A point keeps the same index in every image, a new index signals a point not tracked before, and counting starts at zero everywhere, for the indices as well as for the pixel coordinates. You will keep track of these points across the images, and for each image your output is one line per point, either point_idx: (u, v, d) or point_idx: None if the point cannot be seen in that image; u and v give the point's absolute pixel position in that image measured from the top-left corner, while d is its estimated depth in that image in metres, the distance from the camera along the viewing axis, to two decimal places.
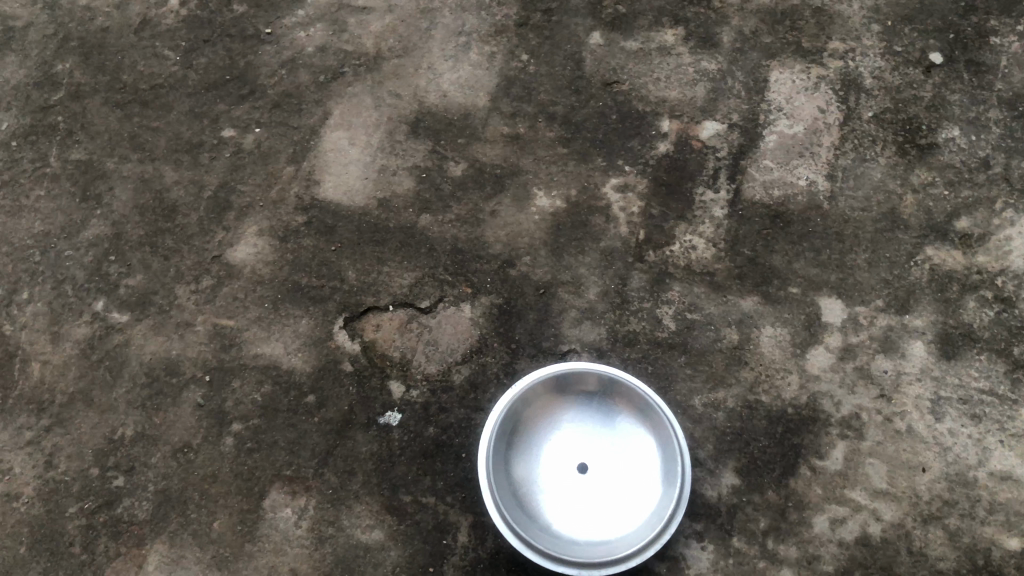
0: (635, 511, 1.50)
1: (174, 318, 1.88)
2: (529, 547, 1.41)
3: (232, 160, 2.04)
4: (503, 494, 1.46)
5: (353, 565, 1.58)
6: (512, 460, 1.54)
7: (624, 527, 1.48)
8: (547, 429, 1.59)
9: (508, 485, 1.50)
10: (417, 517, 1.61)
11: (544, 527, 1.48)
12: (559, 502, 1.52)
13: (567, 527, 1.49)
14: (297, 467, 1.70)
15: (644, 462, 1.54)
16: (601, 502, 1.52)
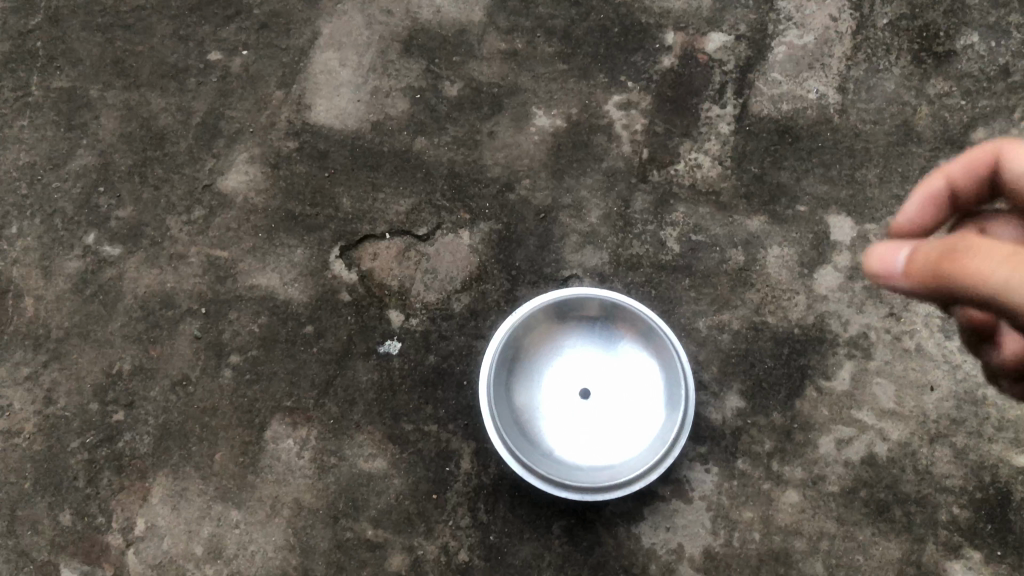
0: (638, 435, 1.48)
1: (167, 250, 1.84)
2: (532, 474, 1.40)
3: (220, 85, 1.96)
4: (504, 421, 1.45)
5: (356, 495, 1.59)
6: (513, 386, 1.51)
7: (628, 452, 1.47)
8: (548, 355, 1.55)
9: (509, 412, 1.48)
10: (419, 445, 1.60)
11: (547, 453, 1.47)
12: (561, 427, 1.50)
13: (570, 452, 1.48)
14: (298, 398, 1.69)
15: (647, 386, 1.52)
16: (604, 426, 1.50)
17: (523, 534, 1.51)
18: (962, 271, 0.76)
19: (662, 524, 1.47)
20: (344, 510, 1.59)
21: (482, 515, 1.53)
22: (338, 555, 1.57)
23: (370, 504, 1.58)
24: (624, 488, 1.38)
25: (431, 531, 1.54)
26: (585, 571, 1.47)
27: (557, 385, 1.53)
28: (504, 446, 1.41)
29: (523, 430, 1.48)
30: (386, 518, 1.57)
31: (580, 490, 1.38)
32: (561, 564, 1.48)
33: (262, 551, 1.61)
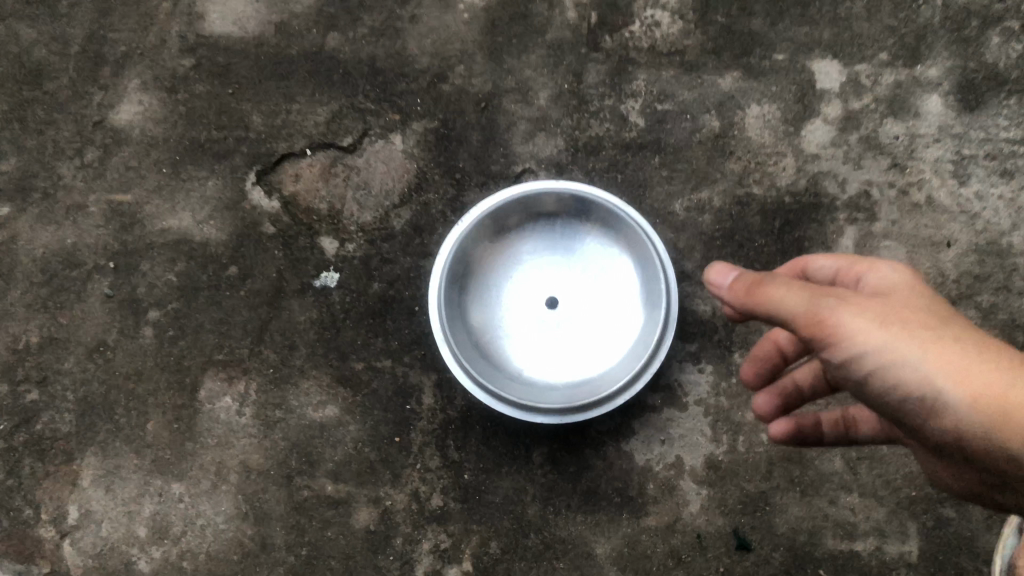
0: (618, 340, 1.29)
1: (60, 201, 1.58)
2: (501, 402, 1.22)
3: (97, 2, 1.65)
4: (463, 348, 1.25)
5: (310, 449, 1.40)
6: (467, 304, 1.31)
7: (607, 361, 1.28)
8: (503, 261, 1.33)
9: (466, 336, 1.28)
10: (374, 385, 1.40)
11: (516, 376, 1.28)
12: (528, 342, 1.30)
13: (541, 371, 1.29)
14: (231, 349, 1.48)
15: (621, 283, 1.32)
16: (578, 335, 1.30)
17: (501, 469, 1.32)
18: (772, 298, 0.96)
19: (656, 436, 1.28)
20: (297, 467, 1.40)
21: (453, 453, 1.34)
22: (297, 518, 1.38)
23: (326, 457, 1.39)
24: (608, 403, 1.21)
25: (398, 477, 1.35)
26: (575, 500, 1.29)
27: (518, 294, 1.32)
28: (466, 374, 1.23)
29: (485, 353, 1.29)
30: (346, 470, 1.38)
31: (558, 414, 1.20)
32: (547, 496, 1.30)
33: (212, 525, 1.41)
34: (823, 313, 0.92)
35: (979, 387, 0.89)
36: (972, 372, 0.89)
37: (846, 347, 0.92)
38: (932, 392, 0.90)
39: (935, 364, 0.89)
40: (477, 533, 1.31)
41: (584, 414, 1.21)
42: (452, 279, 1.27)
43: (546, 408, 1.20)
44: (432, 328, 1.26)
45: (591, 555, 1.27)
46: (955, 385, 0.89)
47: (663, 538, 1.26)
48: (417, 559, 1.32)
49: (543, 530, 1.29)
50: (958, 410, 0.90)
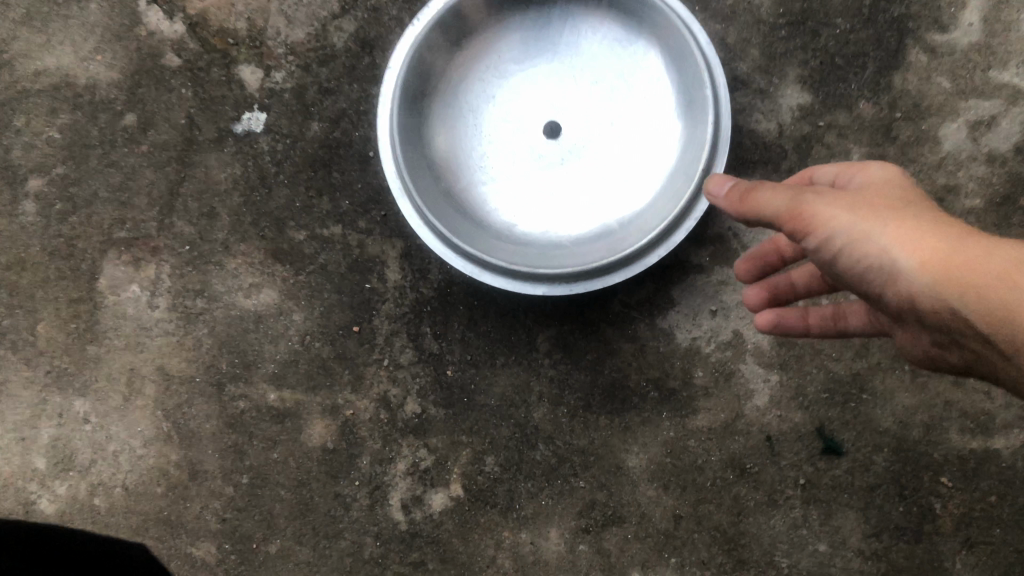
0: (643, 172, 0.94)
1: None
2: (487, 269, 0.89)
3: None
4: (431, 199, 0.91)
5: (243, 347, 1.07)
6: (433, 135, 0.95)
7: (631, 203, 0.93)
8: (478, 74, 0.97)
9: (434, 182, 0.94)
10: (321, 259, 1.06)
11: (507, 233, 0.94)
12: (521, 184, 0.95)
13: (541, 222, 0.94)
14: (135, 223, 1.13)
15: (644, 93, 0.95)
16: (587, 169, 0.94)
17: (495, 361, 0.99)
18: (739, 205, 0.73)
19: (706, 307, 0.94)
20: (230, 372, 1.07)
21: (430, 343, 1.01)
22: (233, 438, 1.05)
23: (265, 356, 1.06)
24: (635, 262, 0.87)
25: (360, 379, 1.02)
26: (596, 397, 0.96)
27: (501, 117, 0.96)
28: (438, 233, 0.89)
29: (463, 205, 0.95)
30: (291, 373, 1.04)
31: (567, 282, 0.87)
32: (558, 394, 0.97)
33: (127, 450, 1.09)
34: (790, 200, 0.67)
35: (953, 260, 0.61)
36: (953, 243, 0.62)
37: (812, 238, 0.66)
38: (900, 279, 0.63)
39: (897, 237, 0.63)
40: (468, 446, 0.98)
41: (604, 279, 0.87)
42: (409, 102, 0.91)
43: (551, 275, 0.86)
44: (387, 174, 0.92)
45: (622, 470, 0.95)
46: (924, 261, 0.62)
47: (720, 443, 0.93)
48: (391, 485, 0.99)
49: (555, 439, 0.96)
50: (936, 297, 0.62)
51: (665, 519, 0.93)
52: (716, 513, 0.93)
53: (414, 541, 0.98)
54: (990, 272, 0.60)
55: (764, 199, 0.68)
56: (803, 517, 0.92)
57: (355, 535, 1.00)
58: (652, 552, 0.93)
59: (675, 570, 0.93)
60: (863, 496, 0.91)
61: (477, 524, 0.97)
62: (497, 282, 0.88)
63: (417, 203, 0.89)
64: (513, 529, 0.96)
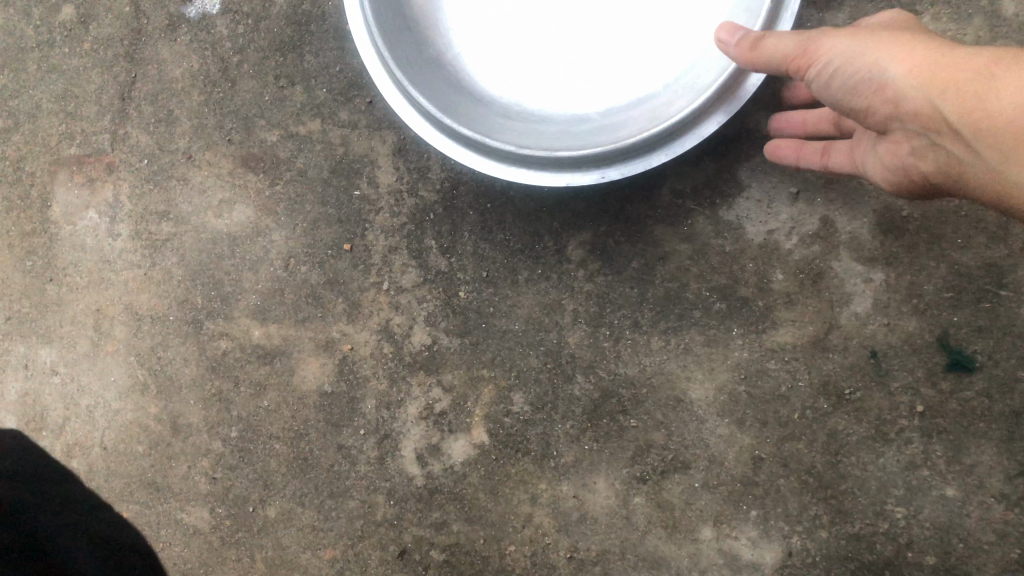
0: (681, 18, 0.73)
1: None
2: (493, 156, 0.68)
3: None
4: (413, 68, 0.70)
5: (219, 275, 0.89)
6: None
7: (670, 61, 0.73)
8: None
9: (416, 49, 0.73)
10: (300, 163, 0.87)
11: (513, 113, 0.74)
12: (525, 44, 0.76)
13: (555, 97, 0.75)
14: (86, 136, 0.95)
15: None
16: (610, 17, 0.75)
17: (517, 276, 0.80)
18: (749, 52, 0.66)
19: (784, 188, 0.75)
20: (206, 307, 0.89)
21: (437, 259, 0.82)
22: (217, 384, 0.89)
23: (244, 285, 0.88)
24: (686, 135, 0.66)
25: (356, 307, 0.84)
26: (645, 314, 0.77)
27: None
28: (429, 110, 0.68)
29: (455, 79, 0.75)
30: (275, 304, 0.87)
31: (597, 165, 0.67)
32: (599, 313, 0.78)
33: (101, 405, 0.93)
34: (792, 40, 0.60)
35: (940, 60, 0.54)
36: (942, 49, 0.55)
37: (811, 73, 0.60)
38: (891, 92, 0.57)
39: (892, 48, 0.56)
40: (491, 383, 0.80)
41: (645, 161, 0.67)
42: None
43: (577, 158, 0.65)
44: (355, 40, 0.71)
45: (683, 404, 0.76)
46: (910, 67, 0.55)
47: (807, 363, 0.74)
48: (402, 433, 0.82)
49: (596, 368, 0.78)
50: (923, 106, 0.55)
51: (741, 462, 0.75)
52: (807, 453, 0.74)
53: (433, 499, 0.81)
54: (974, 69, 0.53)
55: (768, 42, 0.61)
56: (923, 453, 0.72)
57: (364, 493, 0.83)
58: (726, 503, 0.75)
59: (757, 525, 0.74)
60: (1004, 424, 0.71)
61: (507, 476, 0.79)
62: (506, 172, 0.68)
63: (395, 74, 0.68)
64: (552, 481, 0.78)
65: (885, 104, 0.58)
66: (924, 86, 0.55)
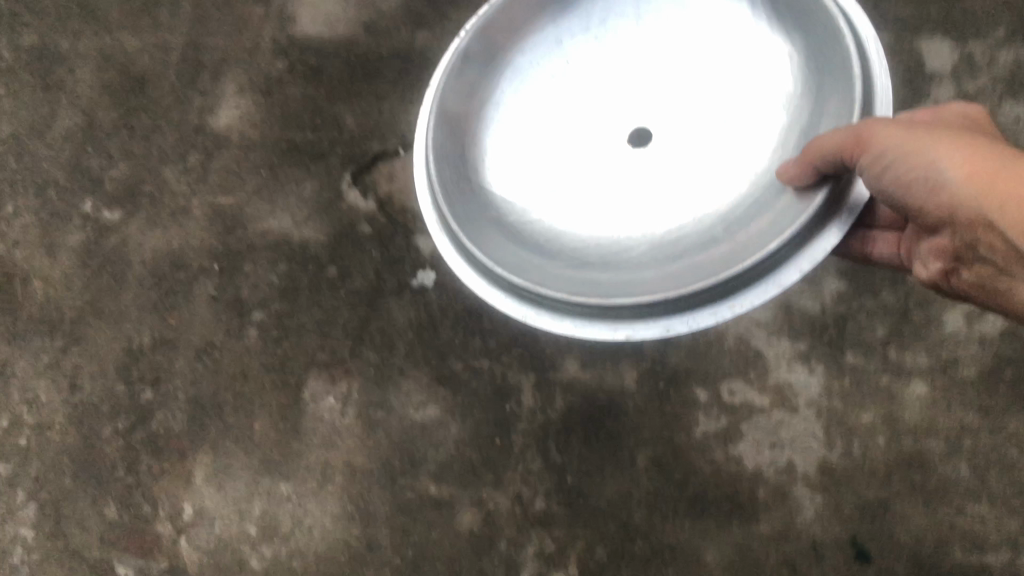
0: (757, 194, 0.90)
1: (168, 205, 1.67)
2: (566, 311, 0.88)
3: (195, 13, 1.77)
4: (477, 229, 0.93)
5: (413, 449, 1.41)
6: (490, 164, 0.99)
7: (740, 229, 0.87)
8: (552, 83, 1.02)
9: (499, 220, 0.95)
10: (473, 384, 1.42)
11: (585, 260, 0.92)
12: (586, 215, 0.96)
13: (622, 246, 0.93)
14: (332, 349, 1.50)
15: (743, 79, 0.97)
16: (674, 194, 0.95)
17: (605, 471, 1.34)
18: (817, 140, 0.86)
19: (766, 440, 1.30)
20: (400, 468, 1.41)
21: (555, 455, 1.36)
22: (401, 519, 1.39)
23: (429, 458, 1.40)
24: (745, 288, 0.83)
25: (501, 479, 1.37)
26: (681, 505, 1.30)
27: (573, 130, 1.01)
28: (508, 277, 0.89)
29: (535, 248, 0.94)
30: (448, 471, 1.39)
31: (659, 315, 0.85)
32: (653, 501, 1.31)
33: (319, 525, 1.43)
34: (847, 131, 0.81)
35: (986, 175, 0.80)
36: (986, 163, 0.81)
37: (866, 165, 0.82)
38: (945, 189, 0.83)
39: (947, 158, 0.82)
40: (583, 539, 1.32)
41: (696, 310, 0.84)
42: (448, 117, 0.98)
43: (636, 309, 0.84)
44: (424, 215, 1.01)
45: (701, 564, 1.27)
46: (964, 173, 0.81)
47: (775, 547, 1.26)
48: (522, 563, 1.33)
49: (649, 535, 1.29)
50: (972, 204, 0.81)
51: None
52: None
53: None
54: (1014, 184, 0.79)
55: (825, 140, 0.81)
56: None
57: None
58: None
59: None
60: None
61: None
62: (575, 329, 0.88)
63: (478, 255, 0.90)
64: None
65: (940, 197, 0.83)
66: (974, 190, 0.81)
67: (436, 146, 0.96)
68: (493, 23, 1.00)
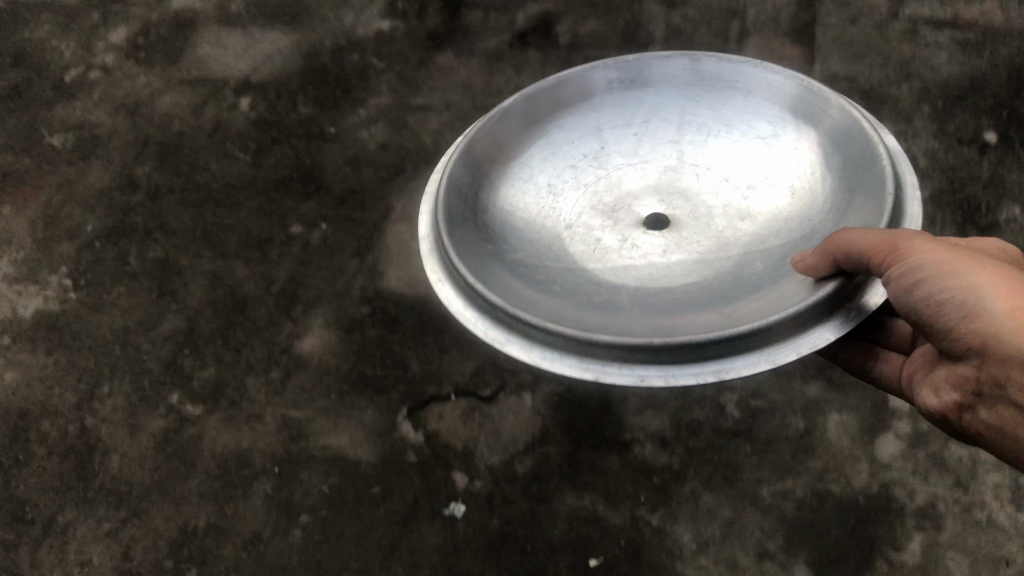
0: (762, 292, 1.07)
1: (245, 410, 1.94)
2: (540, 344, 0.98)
3: (300, 255, 2.15)
4: (478, 270, 1.06)
5: None
6: (511, 209, 1.22)
7: (723, 321, 1.00)
8: (583, 161, 1.30)
9: (494, 274, 1.09)
10: None
11: (569, 318, 1.04)
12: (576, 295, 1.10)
13: (608, 320, 1.04)
14: (364, 560, 1.72)
15: (750, 183, 1.24)
16: (668, 269, 1.17)
17: None
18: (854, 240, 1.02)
19: None
20: None
21: None
22: None
23: None
24: (730, 356, 0.93)
25: None
26: None
27: (588, 204, 1.26)
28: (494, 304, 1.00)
29: (522, 298, 1.06)
30: None
31: (634, 364, 0.94)
32: None
33: None
34: (881, 234, 0.96)
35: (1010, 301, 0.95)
36: (1011, 290, 0.96)
37: (895, 270, 0.96)
38: (973, 307, 0.97)
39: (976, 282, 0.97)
40: None
41: (669, 367, 0.93)
42: (473, 155, 1.19)
43: (612, 351, 0.94)
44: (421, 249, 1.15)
45: None
46: (991, 296, 0.96)
47: None
48: None
49: None
50: (995, 322, 0.95)
51: None
52: None
53: None
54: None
55: (860, 236, 0.96)
56: None
57: None
58: None
59: None
60: None
61: None
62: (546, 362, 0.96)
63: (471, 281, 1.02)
64: None
65: (966, 311, 0.98)
66: (999, 312, 0.95)
67: (449, 178, 1.14)
68: (539, 100, 1.27)
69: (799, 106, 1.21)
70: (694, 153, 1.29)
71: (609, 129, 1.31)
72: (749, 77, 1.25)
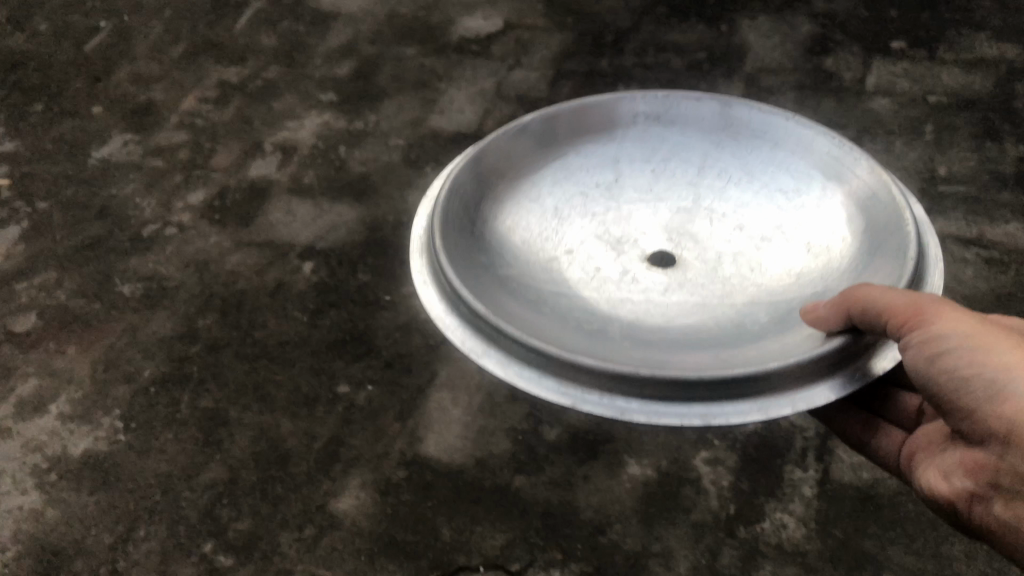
0: (761, 340, 1.10)
1: (276, 566, 1.98)
2: (520, 359, 1.00)
3: (344, 414, 2.23)
4: (472, 280, 1.09)
5: None
6: (512, 227, 1.27)
7: (708, 365, 1.02)
8: (595, 190, 1.34)
9: (488, 289, 1.12)
10: None
11: (554, 339, 1.07)
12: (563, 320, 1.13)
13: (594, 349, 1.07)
14: None
15: (765, 235, 1.28)
16: (666, 307, 1.19)
17: None
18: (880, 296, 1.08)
19: None
20: None
21: None
22: None
23: None
24: (718, 401, 0.95)
25: None
26: None
27: (594, 232, 1.30)
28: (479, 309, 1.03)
29: (510, 313, 1.09)
30: None
31: (616, 395, 0.95)
32: None
33: None
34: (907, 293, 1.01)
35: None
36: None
37: (922, 333, 1.03)
38: (998, 383, 1.05)
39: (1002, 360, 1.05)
40: None
41: (651, 402, 0.95)
42: (480, 166, 1.25)
43: (595, 378, 0.96)
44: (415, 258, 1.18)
45: None
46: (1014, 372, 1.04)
47: None
48: None
49: None
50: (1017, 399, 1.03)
51: None
52: None
53: None
54: None
55: (885, 290, 1.00)
56: None
57: None
58: None
59: None
60: None
61: None
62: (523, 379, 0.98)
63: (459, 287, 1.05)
64: None
65: (989, 386, 1.05)
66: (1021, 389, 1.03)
67: (452, 184, 1.18)
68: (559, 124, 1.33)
69: (824, 166, 1.27)
70: (709, 197, 1.33)
71: (626, 162, 1.36)
72: (779, 130, 1.31)
